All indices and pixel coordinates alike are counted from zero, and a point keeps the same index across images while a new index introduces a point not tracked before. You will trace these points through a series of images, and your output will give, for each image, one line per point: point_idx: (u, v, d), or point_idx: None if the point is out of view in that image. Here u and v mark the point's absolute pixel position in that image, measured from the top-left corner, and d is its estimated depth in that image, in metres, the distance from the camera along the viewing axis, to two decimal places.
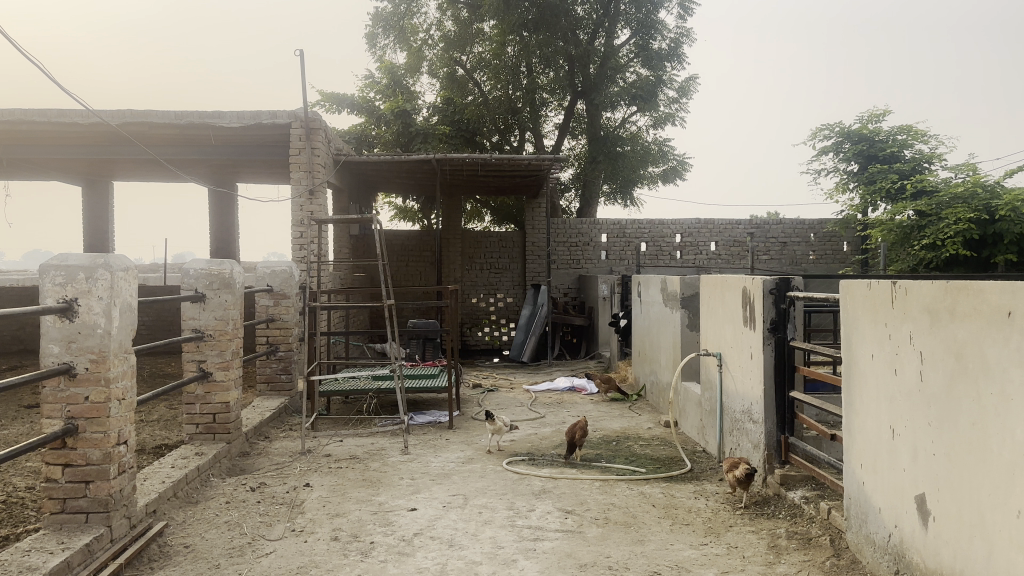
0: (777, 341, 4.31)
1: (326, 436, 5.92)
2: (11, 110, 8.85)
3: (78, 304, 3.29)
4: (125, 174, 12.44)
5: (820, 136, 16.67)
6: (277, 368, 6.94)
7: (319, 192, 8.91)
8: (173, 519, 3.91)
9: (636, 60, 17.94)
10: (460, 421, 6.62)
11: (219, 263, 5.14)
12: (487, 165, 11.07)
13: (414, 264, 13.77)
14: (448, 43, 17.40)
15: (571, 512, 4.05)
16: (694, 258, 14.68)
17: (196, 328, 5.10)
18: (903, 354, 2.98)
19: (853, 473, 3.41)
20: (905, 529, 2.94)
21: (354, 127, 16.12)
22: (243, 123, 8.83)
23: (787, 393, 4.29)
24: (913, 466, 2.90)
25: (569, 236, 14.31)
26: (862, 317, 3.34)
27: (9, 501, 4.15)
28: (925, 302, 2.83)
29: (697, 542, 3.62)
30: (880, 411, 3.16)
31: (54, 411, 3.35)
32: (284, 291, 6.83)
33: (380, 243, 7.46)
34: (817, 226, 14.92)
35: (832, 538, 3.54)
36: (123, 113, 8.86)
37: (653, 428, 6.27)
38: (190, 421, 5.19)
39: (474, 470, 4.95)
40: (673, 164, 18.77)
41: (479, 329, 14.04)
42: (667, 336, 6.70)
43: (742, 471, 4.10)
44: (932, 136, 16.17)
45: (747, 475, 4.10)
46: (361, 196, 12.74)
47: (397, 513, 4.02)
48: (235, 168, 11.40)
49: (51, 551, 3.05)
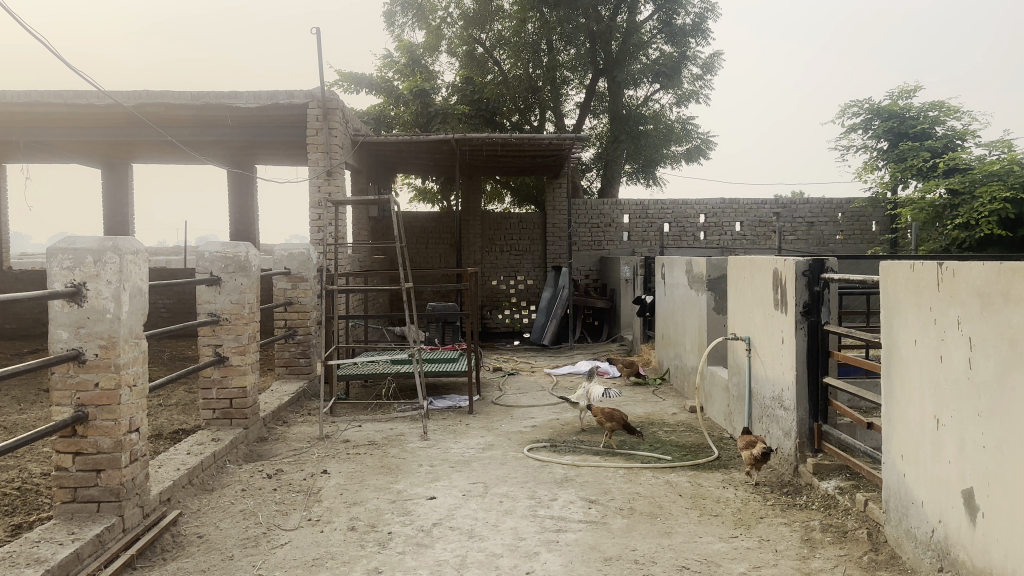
0: (810, 325, 4.14)
1: (345, 421, 5.84)
2: (28, 92, 8.79)
3: (87, 288, 3.20)
4: (144, 156, 12.38)
5: (849, 113, 16.21)
6: (296, 352, 6.86)
7: (337, 173, 8.77)
8: (188, 507, 3.84)
9: (659, 36, 17.53)
10: (480, 405, 6.50)
11: (234, 245, 5.06)
12: (507, 145, 10.85)
13: (434, 246, 13.65)
14: (467, 21, 17.03)
15: (595, 502, 3.92)
16: (718, 239, 14.42)
17: (211, 311, 5.01)
18: (950, 339, 2.81)
19: (893, 464, 3.25)
20: (950, 525, 2.78)
21: (373, 107, 15.91)
22: (259, 103, 8.70)
23: (820, 379, 4.12)
24: (959, 459, 2.73)
25: (590, 217, 14.13)
26: (905, 301, 3.16)
27: (24, 488, 4.10)
28: (976, 285, 2.64)
29: (727, 535, 3.47)
30: (924, 400, 2.99)
31: (64, 398, 3.26)
32: (301, 274, 6.74)
33: (398, 224, 7.28)
34: (845, 205, 14.55)
35: (870, 531, 3.39)
36: (138, 94, 8.77)
37: (678, 413, 6.13)
38: (206, 406, 5.10)
39: (495, 457, 4.84)
40: (697, 142, 18.45)
41: (499, 311, 13.93)
42: (692, 319, 6.52)
43: (758, 451, 4.23)
44: (964, 112, 15.70)
45: (761, 455, 4.21)
46: (379, 178, 12.63)
47: (416, 502, 3.91)
48: (253, 150, 11.31)
49: (61, 542, 2.97)
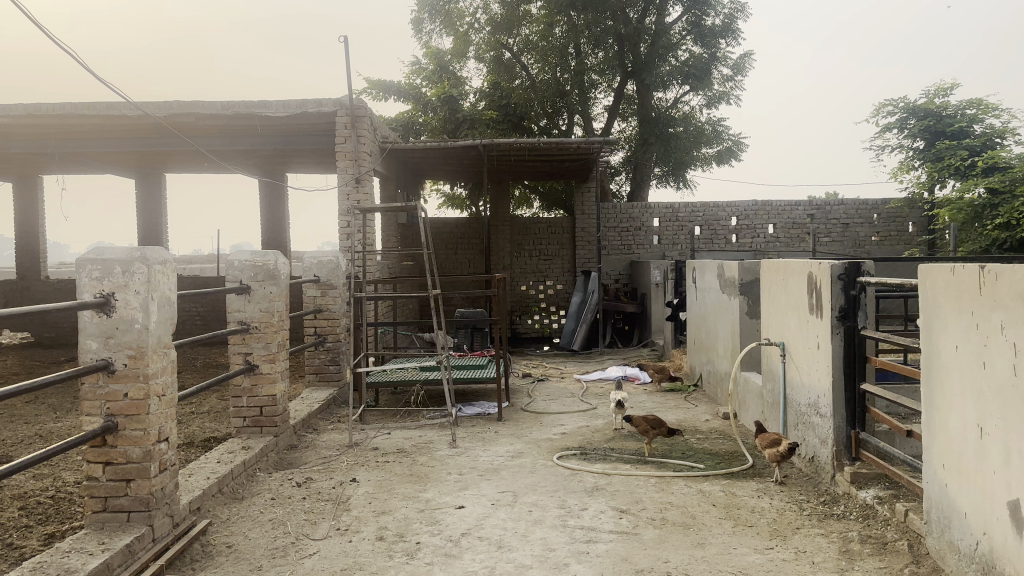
0: (847, 330, 4.03)
1: (374, 428, 5.84)
2: (62, 104, 8.98)
3: (116, 299, 3.22)
4: (176, 166, 12.58)
5: (883, 112, 15.90)
6: (325, 359, 6.88)
7: (365, 180, 8.78)
8: (217, 516, 3.85)
9: (688, 37, 17.36)
10: (509, 412, 6.46)
11: (264, 254, 5.08)
12: (535, 150, 10.79)
13: (463, 252, 13.65)
14: (494, 26, 17.05)
15: (626, 511, 3.85)
16: (751, 242, 14.21)
17: (241, 320, 5.05)
18: (992, 345, 2.70)
19: (934, 473, 3.13)
20: (995, 537, 2.67)
21: (401, 114, 15.97)
22: (289, 112, 8.79)
23: (858, 385, 4.01)
24: (1004, 469, 2.62)
25: (619, 221, 14.03)
26: (945, 304, 3.06)
27: (57, 496, 4.15)
28: (1019, 288, 2.53)
29: (763, 546, 3.38)
30: (966, 407, 2.87)
31: (94, 408, 3.29)
32: (331, 281, 6.80)
33: (425, 231, 7.26)
34: (880, 205, 14.27)
35: (911, 543, 3.27)
36: (169, 105, 8.90)
37: (711, 420, 6.02)
38: (237, 414, 5.11)
39: (525, 465, 4.79)
40: (728, 144, 18.28)
41: (529, 316, 13.89)
42: (725, 323, 6.42)
43: (784, 447, 4.27)
44: (1003, 109, 15.29)
45: (789, 450, 4.24)
46: (408, 184, 12.67)
47: (445, 512, 3.87)
48: (284, 158, 11.43)
49: (91, 552, 2.98)
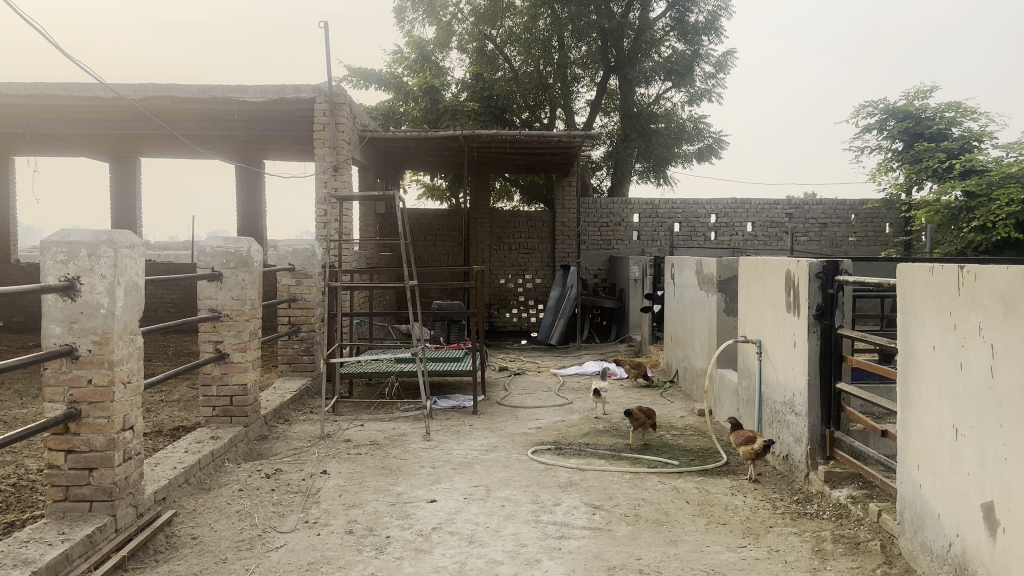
0: (824, 329, 4.02)
1: (346, 420, 5.76)
2: (34, 83, 8.77)
3: (80, 283, 3.13)
4: (152, 150, 12.37)
5: (863, 114, 16.01)
6: (299, 349, 6.78)
7: (344, 168, 8.67)
8: (183, 507, 3.77)
9: (672, 34, 17.36)
10: (485, 405, 6.41)
11: (236, 241, 4.98)
12: (516, 142, 10.71)
13: (442, 243, 13.57)
14: (478, 17, 16.93)
15: (599, 507, 3.82)
16: (729, 240, 14.28)
17: (212, 307, 4.94)
18: (970, 346, 2.69)
19: (908, 474, 3.13)
20: (969, 539, 2.66)
21: (382, 103, 15.82)
22: (266, 97, 8.65)
23: (834, 384, 4.00)
24: (979, 471, 2.61)
25: (599, 216, 14.02)
26: (923, 305, 3.05)
27: (19, 484, 4.05)
28: (998, 289, 2.51)
29: (735, 545, 3.35)
30: (942, 408, 2.87)
31: (57, 394, 3.19)
32: (306, 270, 6.69)
33: (403, 221, 7.18)
34: (858, 206, 14.37)
35: (883, 543, 3.27)
36: (144, 87, 8.72)
37: (687, 417, 6.01)
38: (206, 404, 5.01)
39: (498, 459, 4.74)
40: (708, 141, 18.33)
41: (507, 310, 13.83)
42: (702, 320, 6.41)
43: (760, 444, 4.26)
44: (981, 113, 15.48)
45: (764, 447, 4.23)
46: (387, 173, 12.55)
47: (416, 505, 3.82)
48: (262, 145, 11.29)
49: (50, 543, 2.89)
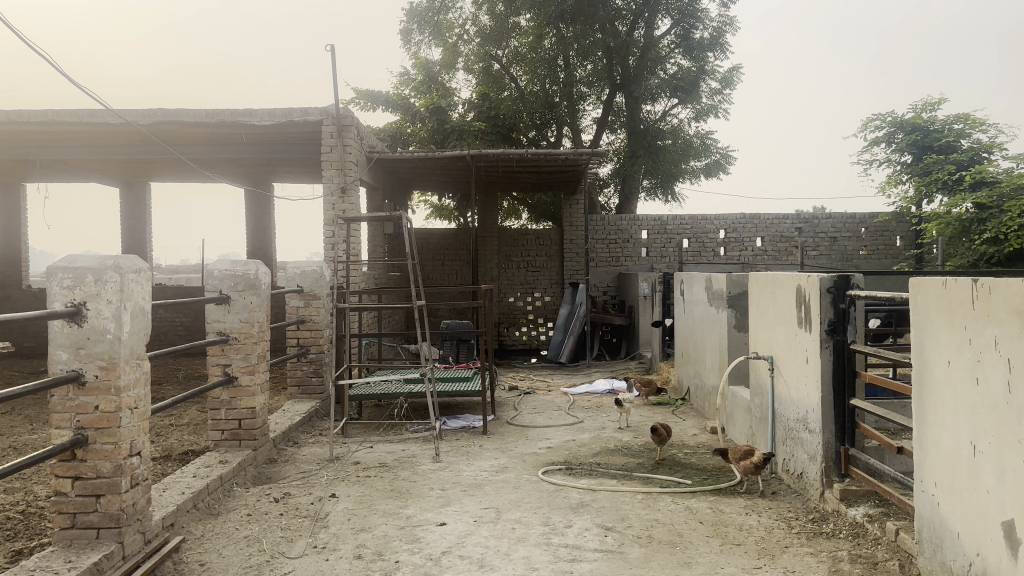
0: (836, 344, 3.98)
1: (356, 442, 5.73)
2: (44, 110, 8.84)
3: (87, 308, 3.12)
4: (162, 175, 12.45)
5: (870, 127, 15.94)
6: (308, 371, 6.78)
7: (351, 190, 8.70)
8: (191, 533, 3.73)
9: (677, 50, 17.42)
10: (494, 425, 6.37)
11: (244, 264, 4.97)
12: (522, 161, 10.71)
13: (450, 263, 13.58)
14: (483, 38, 17.08)
15: (611, 529, 3.76)
16: (739, 254, 14.21)
17: (220, 330, 4.93)
18: (987, 361, 2.63)
19: (926, 492, 3.07)
20: (990, 559, 2.60)
21: (389, 124, 15.95)
22: (273, 120, 8.69)
23: (847, 400, 3.95)
24: (999, 489, 2.55)
25: (607, 233, 14.00)
26: (937, 319, 3.00)
27: (27, 511, 4.03)
28: (1014, 303, 2.47)
29: (751, 566, 3.29)
30: (958, 424, 2.81)
31: (64, 421, 3.18)
32: (314, 291, 6.68)
33: (411, 241, 7.17)
34: (867, 220, 14.32)
35: (902, 563, 3.20)
36: (152, 112, 8.79)
37: (699, 434, 5.95)
38: (215, 427, 5.00)
39: (509, 480, 4.69)
40: (716, 157, 18.32)
41: (516, 328, 13.81)
42: (712, 336, 6.36)
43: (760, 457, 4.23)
44: (992, 123, 15.25)
45: (763, 461, 4.21)
46: (395, 194, 12.58)
47: (425, 529, 3.77)
48: (270, 168, 11.35)
49: (56, 571, 2.86)
